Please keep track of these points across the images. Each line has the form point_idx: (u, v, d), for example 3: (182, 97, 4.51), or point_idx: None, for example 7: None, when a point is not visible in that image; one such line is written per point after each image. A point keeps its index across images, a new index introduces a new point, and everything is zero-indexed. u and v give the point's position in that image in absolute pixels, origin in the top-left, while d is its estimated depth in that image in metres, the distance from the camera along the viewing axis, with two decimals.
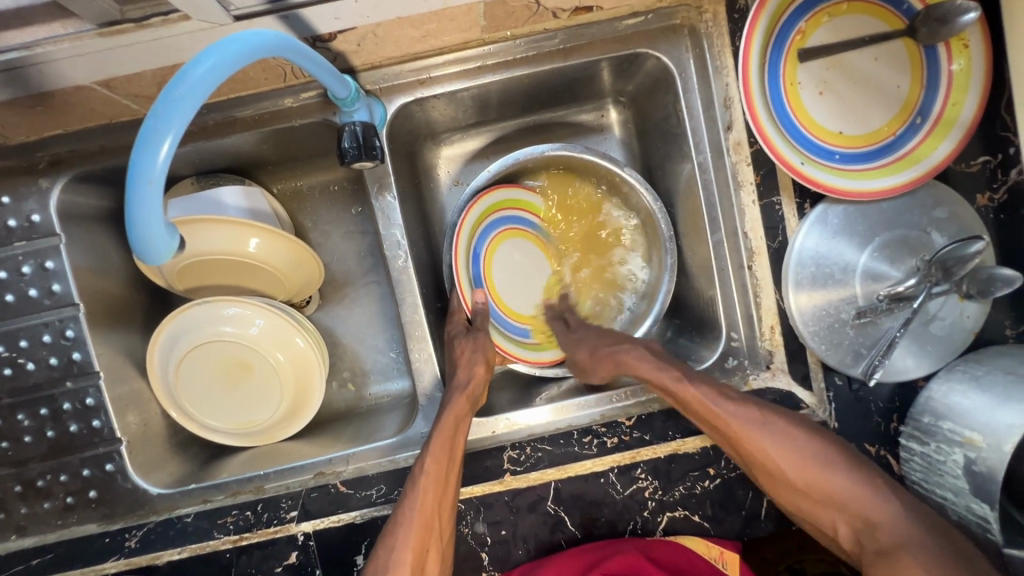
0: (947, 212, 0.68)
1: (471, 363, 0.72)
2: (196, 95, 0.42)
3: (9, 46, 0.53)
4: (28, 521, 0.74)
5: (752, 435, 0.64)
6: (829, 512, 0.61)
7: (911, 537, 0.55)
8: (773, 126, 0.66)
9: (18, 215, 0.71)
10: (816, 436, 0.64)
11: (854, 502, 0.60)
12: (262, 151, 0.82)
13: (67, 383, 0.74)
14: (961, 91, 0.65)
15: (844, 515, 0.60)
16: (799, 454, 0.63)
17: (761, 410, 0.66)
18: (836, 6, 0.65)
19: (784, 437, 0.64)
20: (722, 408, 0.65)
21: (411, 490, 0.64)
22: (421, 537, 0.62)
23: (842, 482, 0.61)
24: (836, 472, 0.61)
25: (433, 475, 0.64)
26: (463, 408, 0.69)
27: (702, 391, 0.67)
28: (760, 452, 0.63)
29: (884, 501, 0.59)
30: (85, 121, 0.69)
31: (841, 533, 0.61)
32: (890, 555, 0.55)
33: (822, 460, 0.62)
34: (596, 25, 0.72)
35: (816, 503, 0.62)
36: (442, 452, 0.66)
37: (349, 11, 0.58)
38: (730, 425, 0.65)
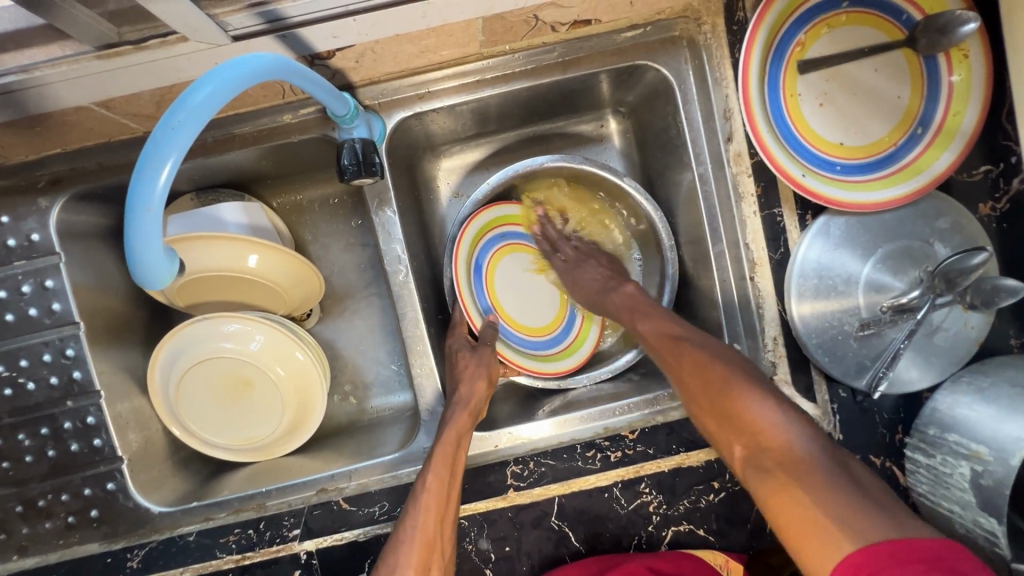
0: (949, 223, 0.67)
1: (473, 377, 0.73)
2: (195, 120, 0.42)
3: (7, 70, 0.53)
4: (29, 541, 0.74)
5: (682, 352, 0.65)
6: (733, 435, 0.58)
7: (811, 462, 0.51)
8: (773, 138, 0.66)
9: (17, 234, 0.71)
10: (761, 381, 0.60)
11: (759, 426, 0.55)
12: (262, 166, 0.82)
13: (67, 402, 0.73)
14: (961, 101, 0.65)
15: (742, 438, 0.56)
16: (728, 372, 0.60)
17: (710, 344, 0.65)
18: (835, 17, 0.65)
19: (706, 358, 0.63)
20: (669, 350, 0.67)
21: (412, 509, 0.63)
22: (424, 557, 0.61)
23: (768, 416, 0.56)
24: (756, 396, 0.57)
25: (434, 492, 0.64)
26: (464, 423, 0.69)
27: (650, 331, 0.70)
28: (694, 373, 0.63)
29: (789, 425, 0.54)
30: (83, 140, 0.69)
31: (737, 452, 0.58)
32: (782, 475, 0.51)
33: (751, 384, 0.59)
34: (595, 38, 0.72)
35: (726, 424, 0.59)
36: (443, 468, 0.65)
37: (347, 30, 0.58)
38: (676, 360, 0.65)
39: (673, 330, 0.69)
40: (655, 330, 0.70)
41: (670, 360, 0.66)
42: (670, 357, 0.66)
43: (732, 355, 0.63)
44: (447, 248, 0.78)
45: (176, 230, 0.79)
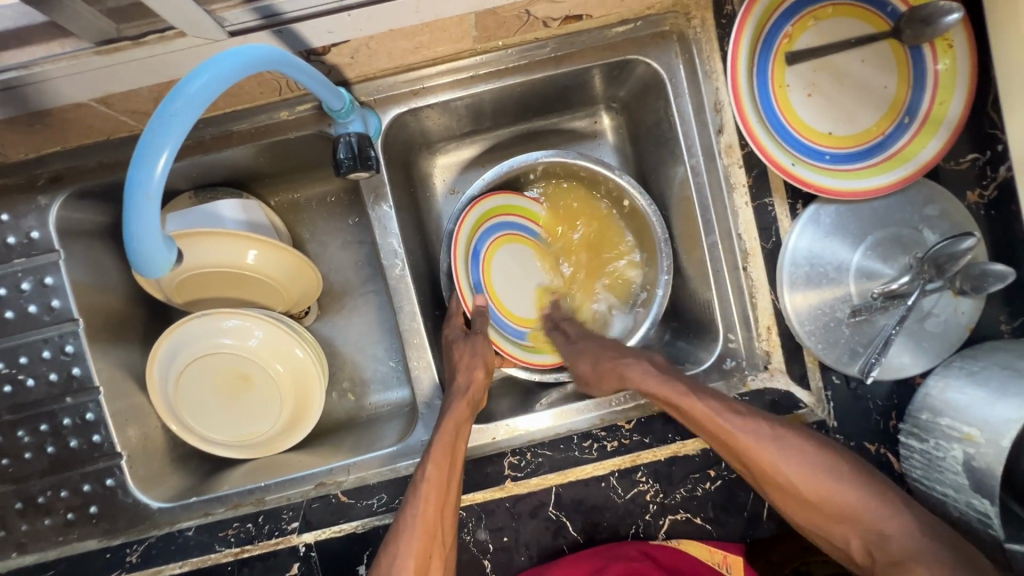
0: (937, 210, 0.68)
1: (470, 367, 0.73)
2: (194, 109, 0.43)
3: (7, 66, 0.54)
4: (29, 538, 0.74)
5: (767, 454, 0.62)
6: (839, 529, 0.61)
7: (916, 550, 0.56)
8: (762, 128, 0.67)
9: (16, 232, 0.72)
10: (817, 444, 0.64)
11: (873, 522, 0.59)
12: (259, 164, 0.83)
13: (67, 399, 0.74)
14: (946, 90, 0.66)
15: (856, 529, 0.60)
16: (781, 454, 0.62)
17: (720, 399, 0.66)
18: (821, 10, 0.66)
19: (794, 453, 0.63)
20: (739, 428, 0.63)
21: (413, 496, 0.64)
22: (425, 544, 0.62)
23: (840, 487, 0.61)
24: (835, 475, 0.62)
25: (434, 479, 0.64)
26: (464, 411, 0.70)
27: (708, 405, 0.65)
28: (744, 447, 0.63)
29: (903, 518, 0.59)
30: (83, 138, 0.70)
31: (852, 547, 0.61)
32: (905, 570, 0.56)
33: (806, 461, 0.62)
34: (587, 33, 0.73)
35: (807, 513, 0.62)
36: (443, 455, 0.66)
37: (342, 25, 0.58)
38: (716, 426, 0.64)
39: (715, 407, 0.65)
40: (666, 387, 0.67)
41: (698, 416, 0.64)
42: (709, 424, 0.64)
43: (800, 439, 0.64)
44: (445, 240, 0.78)
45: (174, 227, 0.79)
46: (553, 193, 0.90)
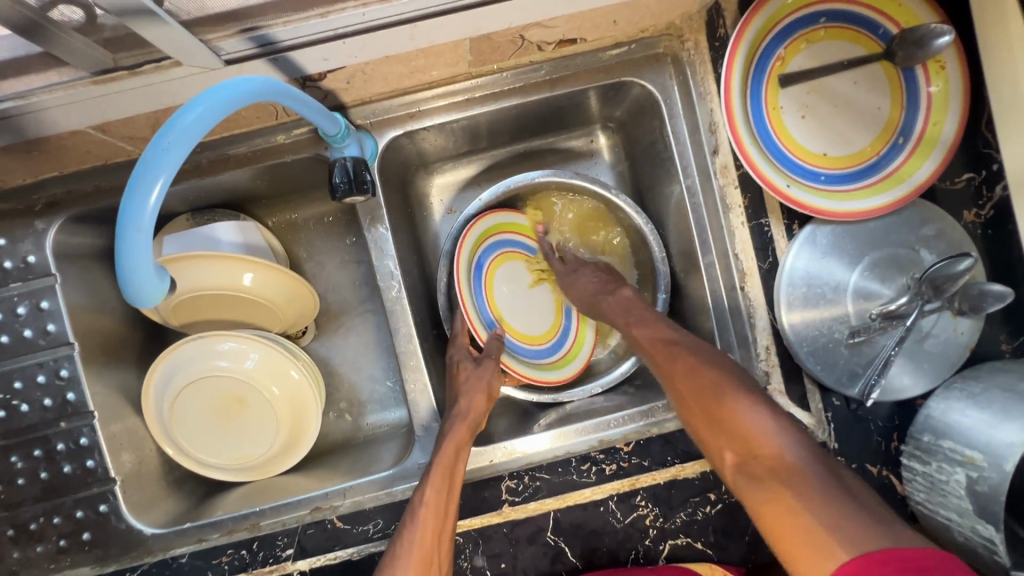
0: (934, 230, 0.68)
1: (472, 391, 0.73)
2: (186, 141, 0.43)
3: (5, 96, 0.54)
4: (21, 565, 0.73)
5: (694, 385, 0.62)
6: (723, 439, 0.59)
7: (798, 468, 0.53)
8: (756, 149, 0.67)
9: (13, 257, 0.72)
10: (763, 394, 0.60)
11: (751, 432, 0.57)
12: (256, 186, 0.83)
13: (61, 424, 0.73)
14: (940, 111, 0.66)
15: (740, 449, 0.57)
16: (715, 380, 0.61)
17: (688, 338, 0.68)
18: (814, 33, 0.67)
19: (731, 382, 0.61)
20: (676, 363, 0.65)
21: (409, 521, 0.63)
22: (421, 574, 0.60)
23: (758, 416, 0.57)
24: (762, 405, 0.58)
25: (432, 505, 0.64)
26: (464, 435, 0.69)
27: (682, 360, 0.65)
28: (688, 386, 0.63)
29: (784, 439, 0.55)
30: (80, 163, 0.70)
31: (728, 459, 0.58)
32: (776, 487, 0.52)
33: (742, 389, 0.60)
34: (581, 56, 0.74)
35: (718, 433, 0.59)
36: (441, 481, 0.65)
37: (337, 52, 0.59)
38: (668, 365, 0.66)
39: (718, 378, 0.62)
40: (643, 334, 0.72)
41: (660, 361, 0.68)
42: (669, 363, 0.66)
43: (734, 372, 0.62)
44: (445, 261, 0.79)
45: (171, 251, 0.79)
46: (550, 210, 0.90)
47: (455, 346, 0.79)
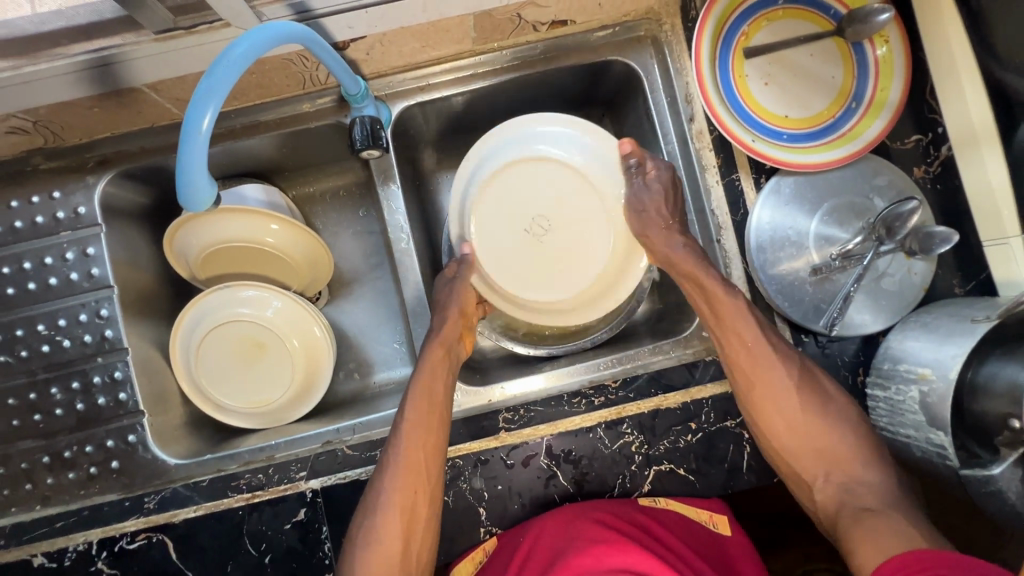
0: (886, 180, 0.76)
1: (445, 305, 0.78)
2: (232, 73, 0.52)
3: (81, 52, 0.65)
4: (53, 491, 0.79)
5: (785, 391, 0.71)
6: (820, 463, 0.71)
7: (888, 501, 0.66)
8: (725, 111, 0.76)
9: (66, 207, 0.81)
10: (839, 396, 0.72)
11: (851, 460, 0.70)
12: (281, 155, 0.93)
13: (98, 359, 0.81)
14: (886, 78, 0.76)
15: (834, 468, 0.70)
16: (794, 402, 0.71)
17: (762, 326, 0.72)
18: (773, 13, 0.77)
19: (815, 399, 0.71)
20: (772, 363, 0.71)
21: (393, 444, 0.71)
22: (408, 484, 0.68)
23: (833, 431, 0.70)
24: (839, 419, 0.71)
25: (412, 426, 0.71)
26: (439, 355, 0.76)
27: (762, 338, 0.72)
28: (776, 391, 0.71)
29: (868, 465, 0.69)
30: (130, 125, 0.80)
31: (824, 482, 0.70)
32: (863, 512, 0.65)
33: (820, 405, 0.71)
34: (572, 37, 0.84)
35: (807, 449, 0.71)
36: (420, 404, 0.72)
37: (360, 21, 0.69)
38: (756, 352, 0.71)
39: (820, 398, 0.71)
40: (743, 314, 0.72)
41: (734, 344, 0.72)
42: (753, 348, 0.71)
43: (823, 389, 0.72)
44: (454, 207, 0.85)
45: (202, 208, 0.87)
46: None
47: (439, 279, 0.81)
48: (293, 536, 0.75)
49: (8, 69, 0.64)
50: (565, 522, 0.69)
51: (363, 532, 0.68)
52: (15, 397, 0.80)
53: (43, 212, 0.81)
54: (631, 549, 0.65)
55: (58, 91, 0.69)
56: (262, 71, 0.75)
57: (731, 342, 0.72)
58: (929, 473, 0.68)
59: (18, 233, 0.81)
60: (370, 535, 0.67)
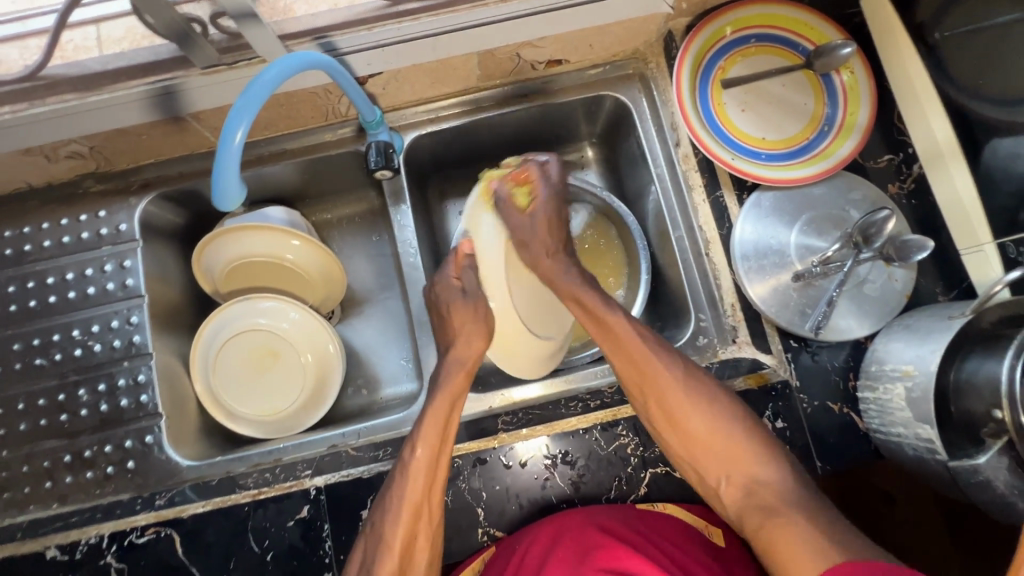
0: (861, 194, 0.82)
1: (470, 338, 0.79)
2: (263, 93, 0.61)
3: (138, 84, 0.75)
4: (71, 489, 0.82)
5: (668, 391, 0.73)
6: (721, 465, 0.71)
7: (795, 497, 0.66)
8: (705, 133, 0.83)
9: (109, 225, 0.90)
10: (727, 403, 0.73)
11: (753, 467, 0.70)
12: (304, 182, 1.02)
13: (124, 362, 0.86)
14: (854, 104, 0.83)
15: (733, 471, 0.71)
16: (677, 390, 0.73)
17: (645, 335, 0.76)
18: (746, 49, 0.85)
19: (698, 394, 0.73)
20: (645, 365, 0.74)
21: (399, 476, 0.70)
22: (411, 522, 0.68)
23: (722, 429, 0.72)
24: (727, 416, 0.72)
25: (423, 458, 0.70)
26: (458, 384, 0.76)
27: (625, 329, 0.75)
28: (661, 383, 0.73)
29: (784, 478, 0.68)
30: (173, 152, 0.90)
31: (725, 490, 0.71)
32: (773, 514, 0.65)
33: (704, 397, 0.73)
34: (567, 75, 0.94)
35: (707, 458, 0.72)
36: (432, 435, 0.71)
37: (378, 58, 0.78)
38: (643, 358, 0.74)
39: (718, 405, 0.73)
40: (625, 325, 0.76)
41: (632, 348, 0.75)
42: (643, 368, 0.74)
43: (713, 395, 0.74)
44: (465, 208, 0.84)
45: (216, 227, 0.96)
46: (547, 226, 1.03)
47: (444, 290, 0.81)
48: (295, 533, 0.77)
49: (76, 99, 0.75)
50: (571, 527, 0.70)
51: (364, 558, 0.68)
52: (45, 398, 0.85)
53: (88, 229, 0.90)
54: (631, 555, 0.67)
55: (113, 119, 0.78)
56: (290, 104, 0.85)
57: (620, 356, 0.75)
58: (923, 473, 0.69)
59: (64, 247, 0.89)
60: (372, 563, 0.67)
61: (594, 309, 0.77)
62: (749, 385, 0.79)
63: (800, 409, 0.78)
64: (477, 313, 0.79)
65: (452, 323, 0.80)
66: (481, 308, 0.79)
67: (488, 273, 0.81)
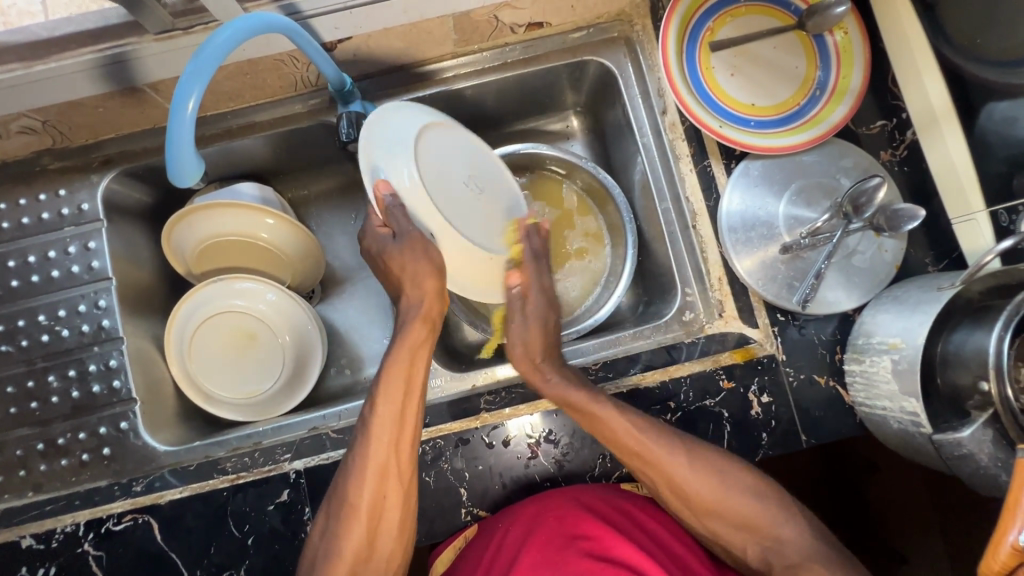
0: (852, 162, 0.80)
1: (416, 281, 0.68)
2: (217, 56, 0.57)
3: (86, 51, 0.70)
4: (46, 477, 0.80)
5: (667, 466, 0.68)
6: (741, 535, 0.69)
7: (812, 556, 0.65)
8: (692, 99, 0.80)
9: (70, 204, 0.86)
10: (739, 467, 0.70)
11: (771, 527, 0.68)
12: (277, 158, 0.97)
13: (94, 347, 0.84)
14: (848, 67, 0.80)
15: (750, 536, 0.69)
16: (692, 470, 0.68)
17: (646, 422, 0.70)
18: (736, 9, 0.81)
19: (709, 467, 0.69)
20: (651, 451, 0.69)
21: (362, 435, 0.68)
22: (377, 482, 0.67)
23: (749, 500, 0.68)
24: (739, 486, 0.69)
25: (386, 417, 0.68)
26: (418, 331, 0.70)
27: (628, 422, 0.70)
28: (667, 470, 0.68)
29: (794, 530, 0.67)
30: (133, 126, 0.85)
31: (749, 553, 0.69)
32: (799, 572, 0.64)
33: (720, 476, 0.69)
34: (549, 39, 0.89)
35: (728, 528, 0.69)
36: (396, 390, 0.68)
37: (346, 22, 0.74)
38: (641, 445, 0.69)
39: (738, 478, 0.69)
40: (615, 416, 0.70)
41: (631, 455, 0.69)
42: (643, 454, 0.69)
43: (733, 467, 0.70)
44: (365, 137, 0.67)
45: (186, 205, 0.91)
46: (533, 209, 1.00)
47: (374, 240, 0.71)
48: (276, 517, 0.76)
49: (21, 69, 0.69)
50: (555, 507, 0.69)
51: (329, 524, 0.67)
52: (14, 385, 0.83)
53: (48, 209, 0.86)
54: (619, 543, 0.67)
55: (66, 90, 0.74)
56: (254, 72, 0.81)
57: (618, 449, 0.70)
58: (904, 446, 0.70)
59: (24, 228, 0.85)
60: (336, 530, 0.66)
61: (585, 409, 0.71)
62: (735, 360, 0.78)
63: (785, 383, 0.77)
64: (415, 255, 0.66)
65: (394, 269, 0.69)
66: (419, 245, 0.65)
67: (415, 206, 0.66)
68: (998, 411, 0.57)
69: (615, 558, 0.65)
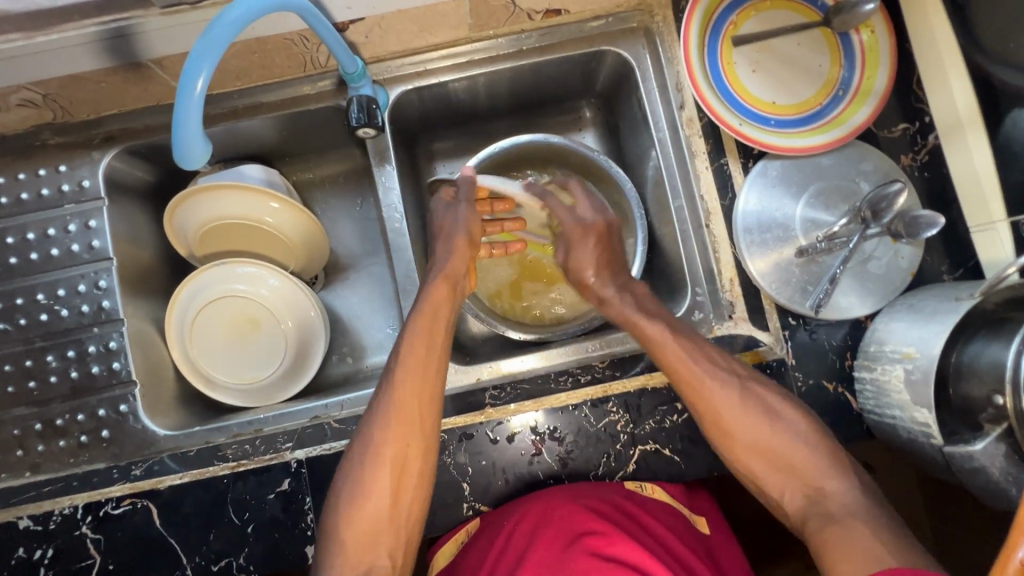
0: (872, 165, 0.78)
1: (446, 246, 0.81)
2: (227, 34, 0.55)
3: (89, 23, 0.67)
4: (44, 458, 0.80)
5: (707, 393, 0.71)
6: (783, 477, 0.69)
7: (854, 512, 0.63)
8: (712, 95, 0.78)
9: (71, 181, 0.84)
10: (785, 403, 0.71)
11: (815, 476, 0.67)
12: (282, 140, 0.95)
13: (94, 328, 0.82)
14: (873, 67, 0.78)
15: (795, 480, 0.68)
16: (733, 398, 0.71)
17: (697, 349, 0.73)
18: (761, 3, 0.79)
19: (749, 399, 0.71)
20: (694, 373, 0.71)
21: (386, 382, 0.71)
22: (398, 430, 0.68)
23: (789, 440, 0.69)
24: (782, 422, 0.69)
25: (411, 363, 0.71)
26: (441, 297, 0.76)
27: (676, 349, 0.72)
28: (708, 392, 0.71)
29: (844, 485, 0.66)
30: (136, 103, 0.83)
31: (791, 497, 0.68)
32: (838, 521, 0.62)
33: (763, 409, 0.70)
34: (566, 26, 0.86)
35: (772, 467, 0.69)
36: (420, 342, 0.72)
37: (359, 3, 0.71)
38: (688, 372, 0.71)
39: (783, 412, 0.70)
40: (661, 339, 0.73)
41: (683, 381, 0.71)
42: (683, 372, 0.71)
43: (784, 405, 0.70)
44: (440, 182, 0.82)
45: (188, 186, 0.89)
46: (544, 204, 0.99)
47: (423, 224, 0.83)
48: (276, 506, 0.76)
49: (21, 39, 0.66)
50: (559, 506, 0.69)
51: (351, 470, 0.68)
52: (12, 363, 0.82)
53: (48, 185, 0.84)
54: (621, 542, 0.66)
55: (67, 62, 0.71)
56: (262, 51, 0.78)
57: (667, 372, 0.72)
58: (912, 455, 0.69)
59: (23, 204, 0.83)
60: (359, 471, 0.67)
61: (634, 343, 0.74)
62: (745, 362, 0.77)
63: (794, 388, 0.76)
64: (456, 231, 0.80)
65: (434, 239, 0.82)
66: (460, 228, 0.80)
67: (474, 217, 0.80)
68: (1011, 425, 0.57)
69: (616, 557, 0.65)
